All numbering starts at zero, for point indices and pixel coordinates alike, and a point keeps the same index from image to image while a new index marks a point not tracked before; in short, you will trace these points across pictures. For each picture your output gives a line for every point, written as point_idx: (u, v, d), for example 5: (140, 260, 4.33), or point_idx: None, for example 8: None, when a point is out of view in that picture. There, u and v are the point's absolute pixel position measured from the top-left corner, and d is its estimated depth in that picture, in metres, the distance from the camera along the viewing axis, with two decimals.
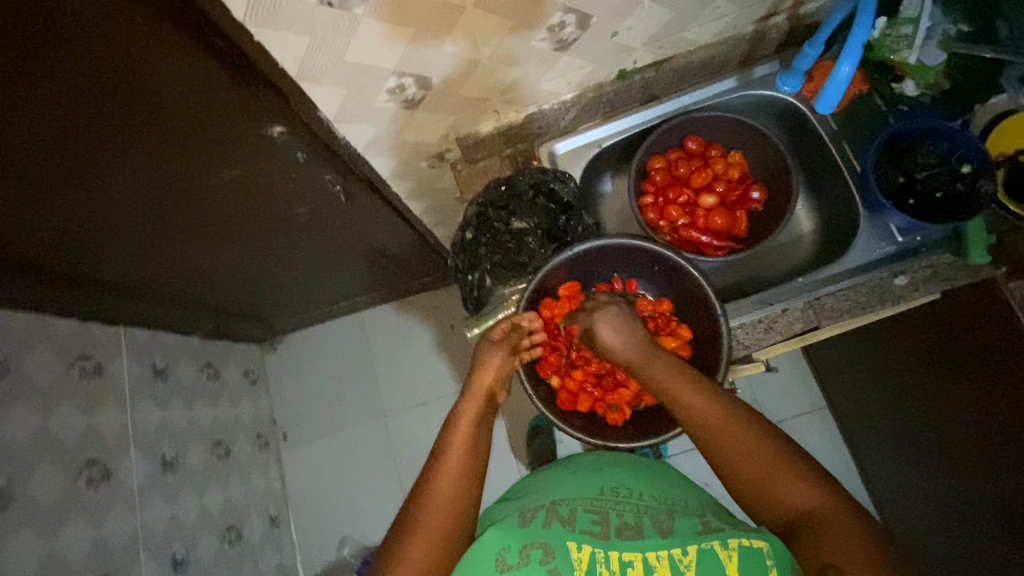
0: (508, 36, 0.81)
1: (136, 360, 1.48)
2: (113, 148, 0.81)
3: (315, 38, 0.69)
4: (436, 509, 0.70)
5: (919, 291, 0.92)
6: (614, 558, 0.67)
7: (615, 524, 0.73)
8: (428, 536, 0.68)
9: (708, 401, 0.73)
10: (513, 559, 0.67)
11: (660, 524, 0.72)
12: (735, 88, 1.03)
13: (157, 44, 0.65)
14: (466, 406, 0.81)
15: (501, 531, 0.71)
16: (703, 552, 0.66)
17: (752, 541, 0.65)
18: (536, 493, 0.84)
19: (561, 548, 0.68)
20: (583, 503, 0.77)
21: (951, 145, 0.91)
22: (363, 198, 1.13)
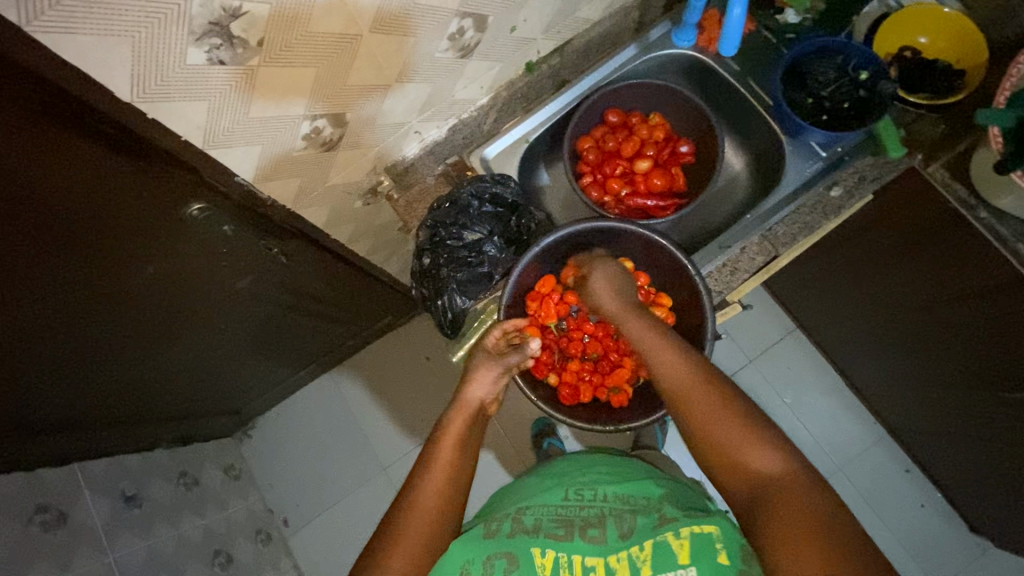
0: (414, 53, 0.79)
1: (101, 494, 1.35)
2: (19, 275, 0.73)
3: (213, 100, 0.64)
4: (422, 513, 0.69)
5: (854, 198, 0.98)
6: (576, 562, 0.66)
7: (578, 522, 0.70)
8: (415, 539, 0.66)
9: (672, 351, 0.74)
10: (479, 571, 0.66)
11: (622, 521, 0.69)
12: (638, 54, 1.06)
13: (36, 151, 0.59)
14: (457, 417, 0.81)
15: (466, 540, 0.69)
16: (659, 544, 0.65)
17: (701, 526, 0.64)
18: (507, 502, 0.80)
19: (525, 559, 0.66)
20: (549, 510, 0.73)
21: (844, 57, 0.96)
22: (303, 253, 1.08)
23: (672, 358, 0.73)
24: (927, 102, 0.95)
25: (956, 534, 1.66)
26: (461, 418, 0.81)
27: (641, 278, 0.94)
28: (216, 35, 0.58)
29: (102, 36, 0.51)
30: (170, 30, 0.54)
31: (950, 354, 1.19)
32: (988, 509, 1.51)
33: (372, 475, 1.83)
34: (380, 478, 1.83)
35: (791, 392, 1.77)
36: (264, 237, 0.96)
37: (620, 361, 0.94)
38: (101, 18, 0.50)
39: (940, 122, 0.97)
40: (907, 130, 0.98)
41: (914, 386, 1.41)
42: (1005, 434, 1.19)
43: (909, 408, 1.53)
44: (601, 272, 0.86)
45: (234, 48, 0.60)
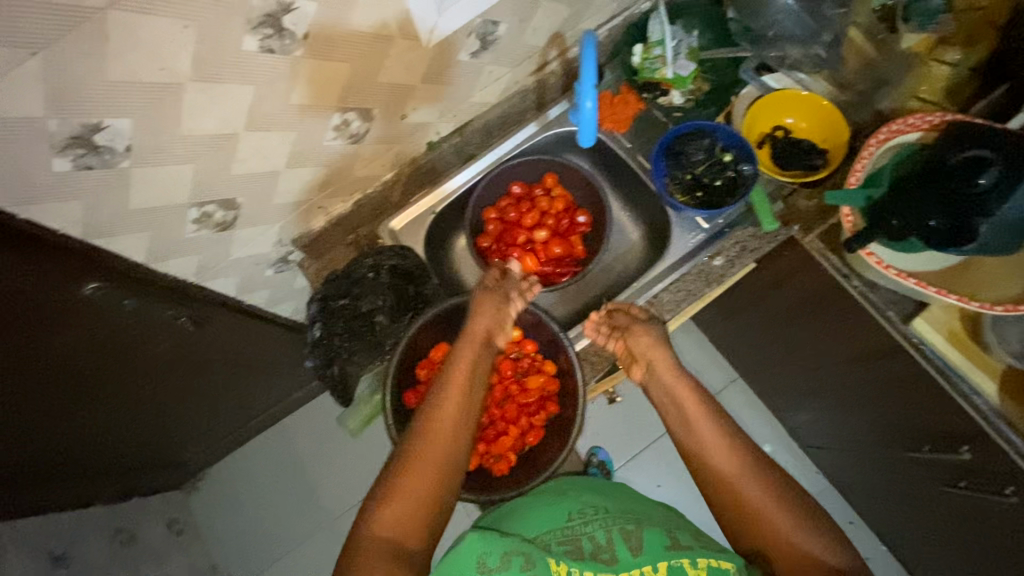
0: (299, 140, 0.85)
1: (29, 553, 1.36)
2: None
3: (89, 199, 0.70)
4: (432, 450, 0.75)
5: (736, 266, 1.03)
6: (590, 573, 0.67)
7: (586, 539, 0.72)
8: (425, 470, 0.73)
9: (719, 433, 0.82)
10: (495, 563, 0.66)
11: (630, 536, 0.72)
12: (537, 131, 1.14)
13: None
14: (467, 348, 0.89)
15: (480, 536, 0.69)
16: (675, 570, 0.68)
17: (719, 562, 0.69)
18: (503, 519, 0.79)
19: (540, 561, 0.67)
20: (554, 531, 0.74)
21: (712, 138, 1.03)
22: (221, 317, 1.13)
23: (713, 434, 0.82)
24: (797, 180, 1.01)
25: None
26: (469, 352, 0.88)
27: (528, 343, 1.00)
28: (79, 146, 0.64)
29: None
30: (31, 146, 0.61)
31: (860, 408, 1.22)
32: (926, 562, 1.50)
33: (318, 528, 1.83)
34: (326, 531, 1.82)
35: None
36: (175, 306, 1.01)
37: (507, 427, 0.98)
38: None
39: (814, 196, 1.01)
40: (784, 203, 1.03)
41: (839, 438, 1.43)
42: (919, 488, 1.20)
43: (842, 460, 1.53)
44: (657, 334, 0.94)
45: (100, 155, 0.66)
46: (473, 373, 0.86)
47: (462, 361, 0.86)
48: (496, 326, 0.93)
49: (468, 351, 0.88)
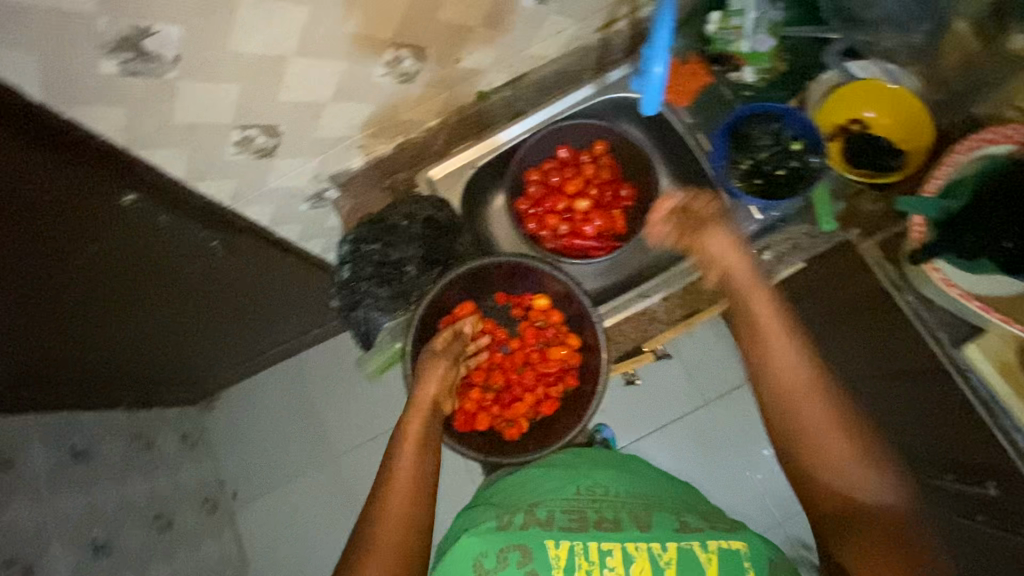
0: (348, 72, 0.82)
1: (53, 445, 1.43)
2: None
3: (132, 107, 0.68)
4: (391, 534, 0.70)
5: (784, 263, 0.99)
6: (593, 548, 0.72)
7: (592, 517, 0.76)
8: (385, 555, 0.68)
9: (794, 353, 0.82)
10: (491, 563, 0.72)
11: (638, 517, 0.77)
12: (594, 94, 1.07)
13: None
14: (415, 416, 0.81)
15: (482, 534, 0.75)
16: (684, 551, 0.71)
17: (731, 543, 0.72)
18: (510, 491, 0.85)
19: (539, 548, 0.72)
20: (561, 504, 0.79)
21: (782, 124, 0.97)
22: (250, 246, 1.13)
23: (792, 359, 0.81)
24: (864, 180, 0.94)
25: None
26: (417, 420, 0.81)
27: (555, 313, 0.98)
28: (127, 49, 0.62)
29: (9, 47, 0.56)
30: (77, 46, 0.59)
31: None
32: None
33: (323, 460, 1.90)
34: (331, 464, 1.89)
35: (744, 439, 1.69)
36: (207, 230, 1.01)
37: (521, 395, 0.97)
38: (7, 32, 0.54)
39: (880, 201, 0.96)
40: (847, 203, 0.98)
41: None
42: None
43: None
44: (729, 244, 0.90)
45: (148, 62, 0.64)
46: (426, 434, 0.80)
47: (410, 425, 0.80)
48: (444, 387, 0.86)
49: (415, 416, 0.81)
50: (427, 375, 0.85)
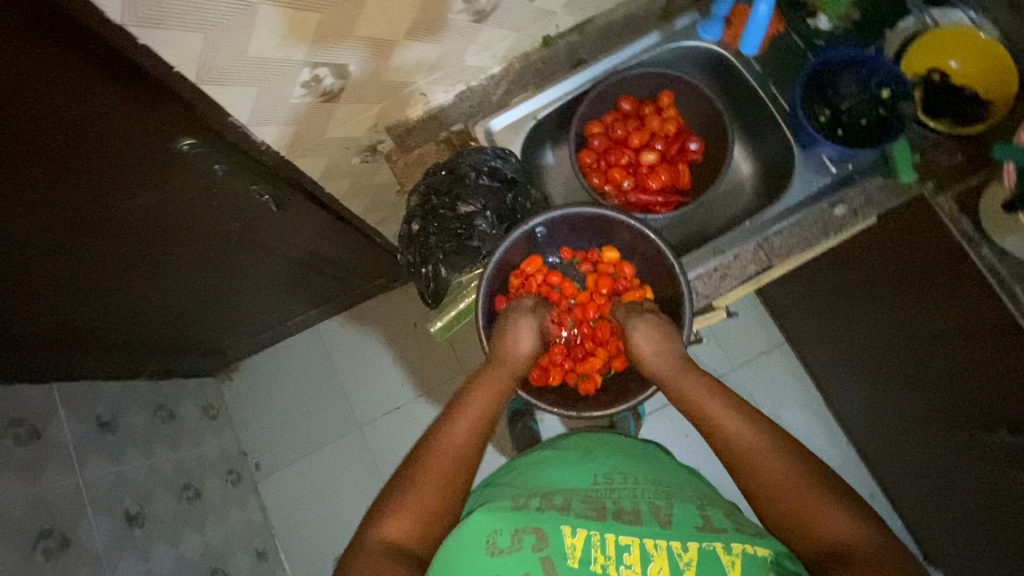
0: (425, 6, 0.76)
1: (78, 414, 1.36)
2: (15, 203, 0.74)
3: (209, 32, 0.63)
4: (438, 462, 0.72)
5: (859, 218, 0.94)
6: (610, 541, 0.65)
7: (612, 509, 0.71)
8: (429, 490, 0.69)
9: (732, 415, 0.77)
10: (506, 543, 0.64)
11: (657, 511, 0.71)
12: (659, 43, 1.03)
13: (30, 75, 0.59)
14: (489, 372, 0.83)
15: (493, 510, 0.68)
16: (706, 552, 0.64)
17: (754, 548, 0.64)
18: (527, 476, 0.81)
19: (555, 533, 0.65)
20: (578, 492, 0.74)
21: (869, 72, 0.95)
22: (294, 202, 1.07)
23: (737, 422, 0.76)
24: (948, 129, 0.91)
25: None
26: (495, 377, 0.83)
27: (625, 267, 0.96)
28: None
29: None
30: None
31: None
32: (943, 549, 1.47)
33: (346, 431, 1.84)
34: (356, 434, 1.83)
35: (771, 404, 1.68)
36: (257, 181, 0.95)
37: (595, 350, 0.96)
38: None
39: (958, 150, 0.92)
40: (922, 155, 0.93)
41: (890, 417, 1.36)
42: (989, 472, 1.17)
43: (883, 438, 1.47)
44: (646, 322, 0.86)
45: None
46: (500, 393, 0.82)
47: (489, 381, 0.83)
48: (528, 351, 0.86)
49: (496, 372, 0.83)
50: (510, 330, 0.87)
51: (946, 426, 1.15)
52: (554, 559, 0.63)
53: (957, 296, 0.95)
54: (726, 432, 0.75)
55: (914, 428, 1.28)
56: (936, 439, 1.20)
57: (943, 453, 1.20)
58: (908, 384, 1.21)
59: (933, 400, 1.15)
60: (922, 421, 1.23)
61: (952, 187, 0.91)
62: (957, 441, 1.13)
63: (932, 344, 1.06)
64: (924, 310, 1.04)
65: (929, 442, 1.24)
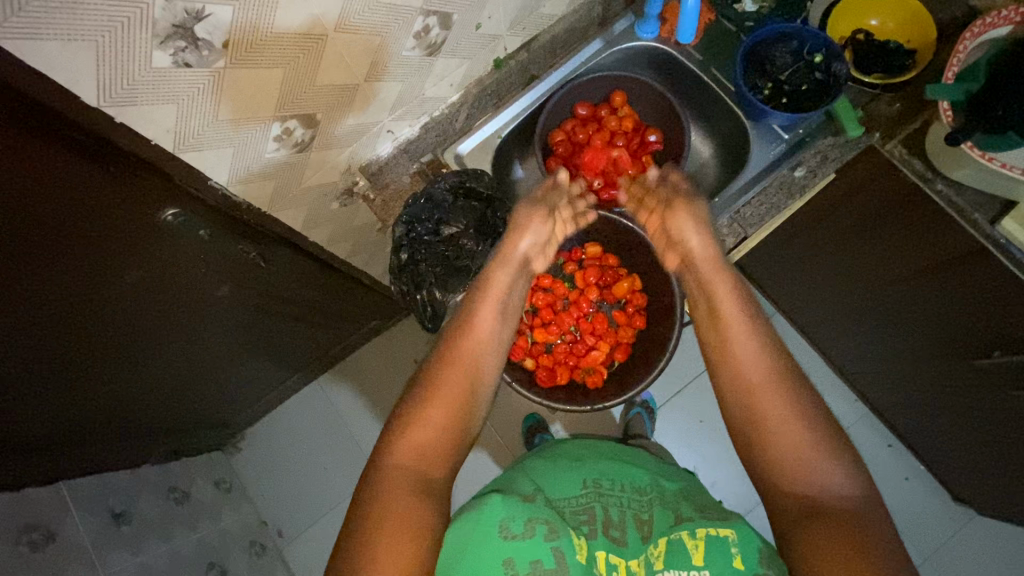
0: (380, 48, 0.80)
1: (89, 510, 1.33)
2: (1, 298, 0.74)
3: (182, 102, 0.66)
4: (449, 365, 0.70)
5: (818, 176, 1.00)
6: (600, 559, 0.69)
7: (600, 519, 0.74)
8: (440, 398, 0.66)
9: (758, 337, 0.70)
10: (518, 529, 0.65)
11: (642, 524, 0.74)
12: (603, 48, 1.09)
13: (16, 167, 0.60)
14: (500, 274, 0.81)
15: (508, 499, 0.68)
16: (676, 542, 0.68)
17: (718, 530, 0.67)
18: (512, 480, 0.80)
19: (563, 529, 0.67)
20: (569, 503, 0.76)
21: (800, 42, 1.01)
22: (280, 256, 1.10)
23: (759, 343, 0.69)
24: (882, 82, 0.99)
25: (943, 508, 1.60)
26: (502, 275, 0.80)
27: (608, 258, 1.00)
28: (180, 38, 0.60)
29: (66, 41, 0.53)
30: (134, 35, 0.56)
31: None
32: (971, 485, 1.48)
33: None
34: None
35: None
36: (241, 241, 0.97)
37: (595, 344, 1.00)
38: (66, 26, 0.51)
39: (896, 100, 0.99)
40: (864, 110, 1.01)
41: (889, 363, 1.40)
42: None
43: (887, 385, 1.50)
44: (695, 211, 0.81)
45: (199, 50, 0.62)
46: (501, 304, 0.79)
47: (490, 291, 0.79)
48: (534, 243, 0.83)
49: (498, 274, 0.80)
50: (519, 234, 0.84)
51: (945, 360, 1.18)
52: (563, 551, 0.65)
53: (923, 233, 1.00)
54: (739, 350, 0.69)
55: (916, 369, 1.31)
56: (940, 375, 1.23)
57: (949, 387, 1.23)
58: (900, 328, 1.24)
59: (927, 339, 1.19)
60: (922, 361, 1.26)
61: (892, 135, 0.97)
62: (959, 373, 1.16)
63: (914, 285, 1.10)
64: (897, 252, 1.09)
65: (934, 380, 1.27)
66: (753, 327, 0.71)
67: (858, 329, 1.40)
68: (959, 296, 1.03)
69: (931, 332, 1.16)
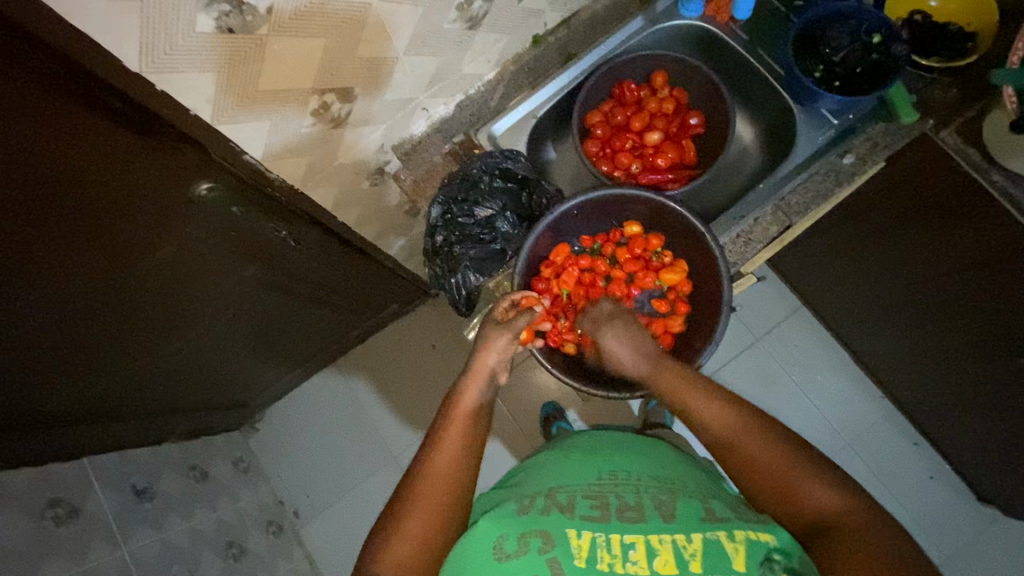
0: (421, 20, 0.77)
1: (112, 487, 1.33)
2: (23, 272, 0.71)
3: (220, 71, 0.64)
4: (436, 479, 0.70)
5: (868, 164, 0.96)
6: (615, 539, 0.65)
7: (614, 506, 0.70)
8: (426, 512, 0.68)
9: (726, 407, 0.74)
10: (512, 547, 0.65)
11: (661, 505, 0.70)
12: (645, 26, 1.05)
13: (52, 138, 0.58)
14: (470, 382, 0.82)
15: (497, 517, 0.68)
16: (710, 542, 0.63)
17: (757, 535, 0.64)
18: (531, 478, 0.80)
19: (560, 536, 0.65)
20: (582, 490, 0.73)
21: (857, 21, 0.96)
22: (310, 236, 1.08)
23: (712, 405, 0.74)
24: (940, 65, 0.94)
25: (967, 509, 1.58)
26: (471, 389, 0.80)
27: (653, 241, 0.96)
28: (224, 2, 0.57)
29: (110, 0, 0.50)
30: None
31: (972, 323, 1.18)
32: (1000, 487, 1.45)
33: (380, 465, 1.80)
34: (391, 468, 1.79)
35: (799, 368, 1.68)
36: (273, 220, 0.95)
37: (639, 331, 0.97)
38: None
39: (953, 86, 0.95)
40: (918, 96, 0.96)
41: (922, 360, 1.36)
42: None
43: (918, 383, 1.46)
44: (619, 323, 0.87)
45: (243, 15, 0.60)
46: (480, 405, 0.80)
47: (466, 394, 0.80)
48: (503, 356, 0.85)
49: (472, 381, 0.81)
50: (487, 344, 0.84)
51: (986, 361, 1.14)
52: (560, 561, 0.63)
53: (974, 226, 0.95)
54: (715, 424, 0.73)
55: (952, 368, 1.27)
56: (978, 374, 1.19)
57: (987, 388, 1.20)
58: (939, 324, 1.20)
59: (967, 337, 1.15)
60: (959, 360, 1.22)
61: (948, 123, 0.92)
62: (1000, 374, 1.13)
63: (959, 280, 1.06)
64: (943, 247, 1.05)
65: (971, 379, 1.23)
66: (720, 400, 0.74)
67: (892, 324, 1.36)
68: (1009, 293, 0.98)
69: (973, 330, 1.12)
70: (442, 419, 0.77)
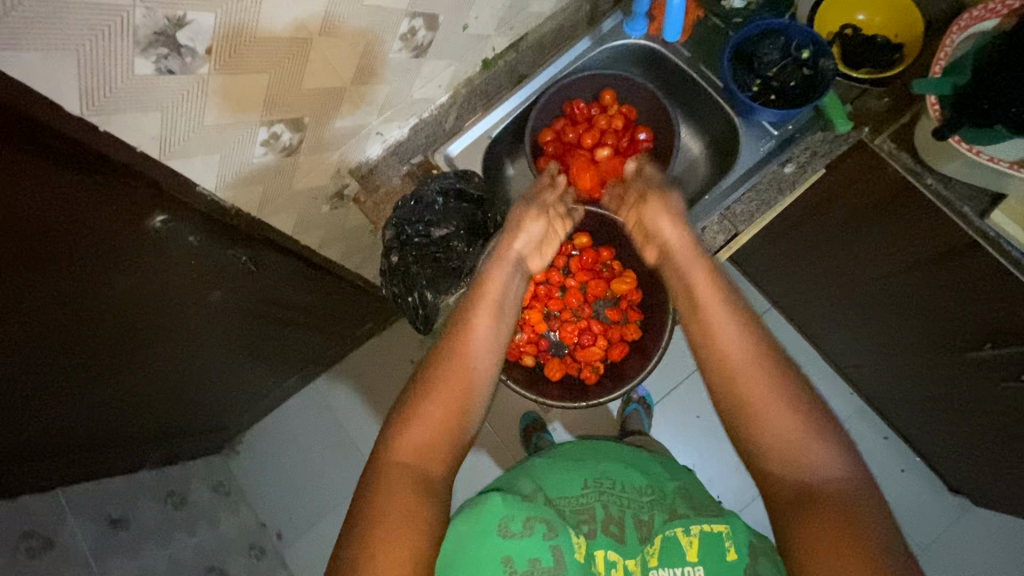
0: (365, 53, 0.80)
1: (87, 518, 1.33)
2: None
3: (166, 110, 0.66)
4: (421, 424, 0.62)
5: (807, 173, 1.01)
6: (600, 557, 0.68)
7: (601, 518, 0.72)
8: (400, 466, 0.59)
9: (749, 326, 0.65)
10: (518, 528, 0.65)
11: (640, 526, 0.72)
12: (591, 46, 1.09)
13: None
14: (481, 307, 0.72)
15: (506, 496, 0.67)
16: (667, 538, 0.68)
17: (712, 526, 0.68)
18: (512, 477, 0.81)
19: (564, 529, 0.67)
20: (570, 503, 0.75)
21: (787, 37, 1.01)
22: (273, 260, 1.10)
23: (742, 325, 0.65)
24: (868, 78, 0.99)
25: (940, 500, 1.61)
26: (481, 309, 0.71)
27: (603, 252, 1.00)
28: (162, 45, 0.59)
29: (45, 51, 0.53)
30: (115, 46, 0.56)
31: None
32: (969, 477, 1.48)
33: None
34: None
35: None
36: (234, 247, 0.97)
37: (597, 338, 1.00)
38: (50, 34, 0.51)
39: (886, 94, 0.98)
40: (853, 106, 1.00)
41: (883, 355, 1.40)
42: None
43: (882, 378, 1.50)
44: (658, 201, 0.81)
45: (182, 57, 0.62)
46: (488, 339, 0.70)
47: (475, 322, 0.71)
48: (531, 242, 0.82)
49: (482, 304, 0.72)
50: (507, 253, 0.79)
51: (941, 354, 1.18)
52: (562, 549, 0.65)
53: (916, 226, 0.99)
54: (735, 349, 0.63)
55: (911, 362, 1.31)
56: (935, 368, 1.23)
57: (945, 381, 1.23)
58: (895, 321, 1.24)
59: (922, 332, 1.19)
60: (917, 354, 1.26)
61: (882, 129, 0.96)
62: (954, 366, 1.16)
63: (909, 278, 1.10)
64: (890, 246, 1.09)
65: (929, 373, 1.27)
66: (743, 320, 0.65)
67: (853, 323, 1.40)
68: (953, 288, 1.02)
69: (925, 325, 1.16)
70: (441, 351, 0.68)
